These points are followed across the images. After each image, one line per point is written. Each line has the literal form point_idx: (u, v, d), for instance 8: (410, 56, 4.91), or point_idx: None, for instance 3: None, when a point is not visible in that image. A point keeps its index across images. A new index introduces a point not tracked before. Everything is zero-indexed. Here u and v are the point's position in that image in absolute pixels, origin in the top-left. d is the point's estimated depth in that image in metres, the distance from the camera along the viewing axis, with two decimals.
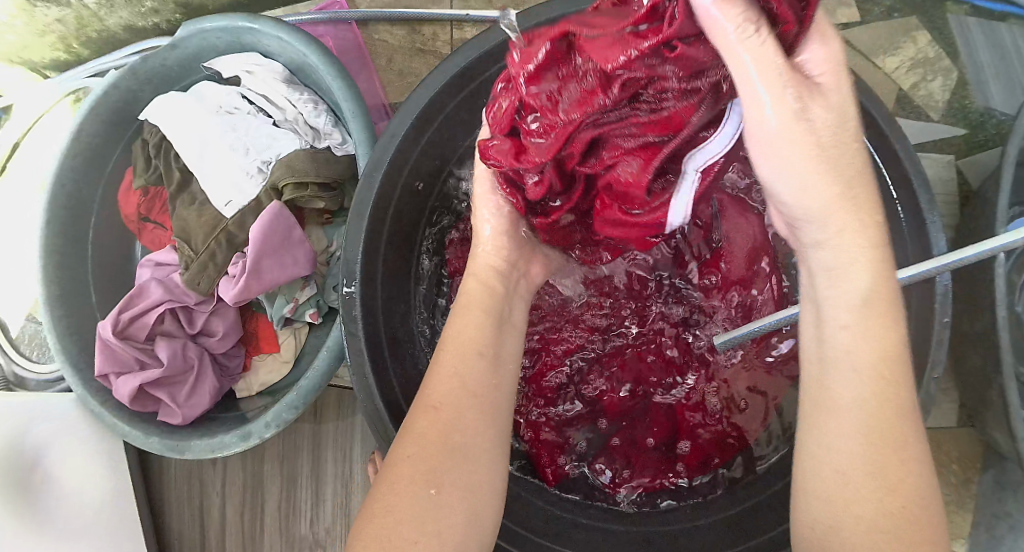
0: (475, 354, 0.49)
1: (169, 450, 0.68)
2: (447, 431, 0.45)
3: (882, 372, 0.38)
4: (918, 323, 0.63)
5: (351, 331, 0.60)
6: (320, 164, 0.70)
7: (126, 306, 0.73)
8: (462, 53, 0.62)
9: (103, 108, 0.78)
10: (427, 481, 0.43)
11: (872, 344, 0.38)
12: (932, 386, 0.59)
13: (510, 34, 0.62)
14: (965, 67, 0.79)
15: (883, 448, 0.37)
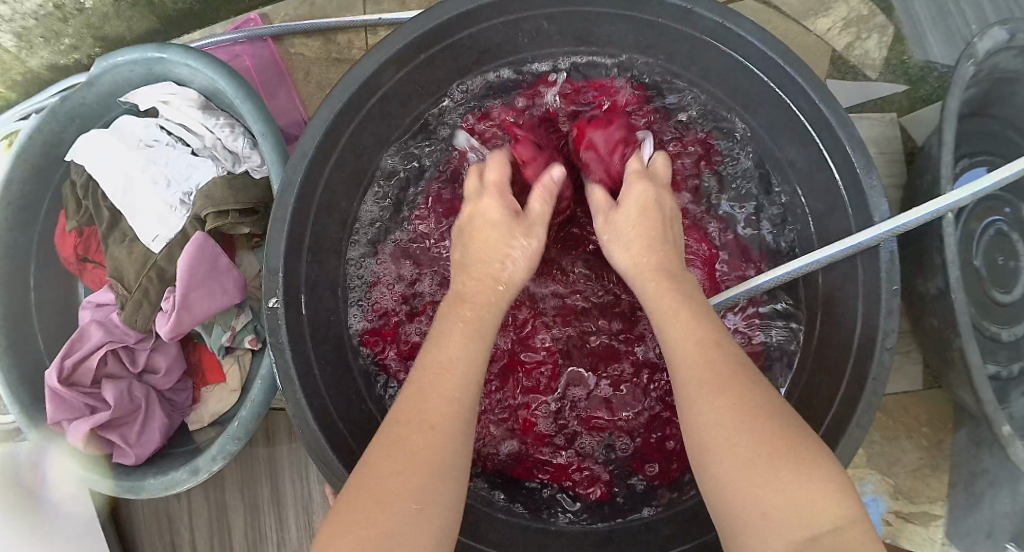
0: (443, 397, 0.45)
1: (128, 491, 0.68)
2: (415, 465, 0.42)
3: (746, 401, 0.41)
4: (864, 295, 0.60)
5: (280, 354, 0.59)
6: (236, 190, 0.69)
7: (68, 351, 0.72)
8: (363, 63, 0.60)
9: (27, 152, 0.77)
10: (391, 527, 0.39)
11: (697, 354, 0.44)
12: (884, 356, 0.57)
13: (411, 39, 0.61)
14: (901, 22, 0.76)
15: (771, 458, 0.39)
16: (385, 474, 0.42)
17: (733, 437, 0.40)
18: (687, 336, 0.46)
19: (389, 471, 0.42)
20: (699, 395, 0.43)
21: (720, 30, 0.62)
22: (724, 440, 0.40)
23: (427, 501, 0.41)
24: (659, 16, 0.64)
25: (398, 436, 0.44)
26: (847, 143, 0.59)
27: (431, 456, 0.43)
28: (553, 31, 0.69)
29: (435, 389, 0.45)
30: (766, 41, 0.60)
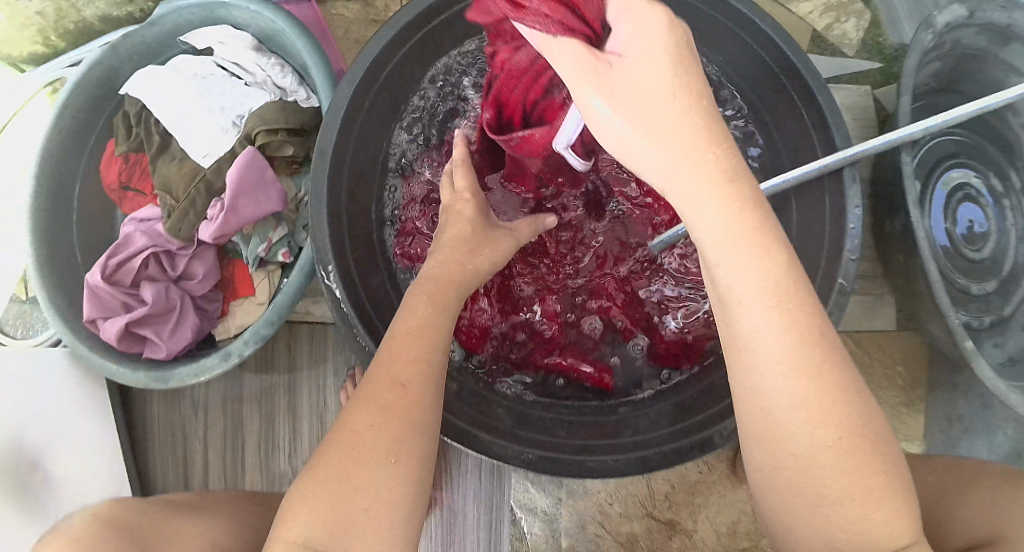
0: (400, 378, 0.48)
1: (156, 380, 0.73)
2: (397, 409, 0.47)
3: (778, 302, 0.41)
4: (832, 219, 0.68)
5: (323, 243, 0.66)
6: (289, 112, 0.77)
7: (112, 253, 0.78)
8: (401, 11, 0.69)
9: (88, 81, 0.85)
10: (381, 458, 0.45)
11: (756, 266, 0.41)
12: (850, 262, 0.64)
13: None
14: (877, 8, 0.87)
15: (801, 371, 0.40)
16: (345, 455, 0.45)
17: (760, 337, 0.41)
18: (756, 256, 0.41)
19: (368, 427, 0.46)
20: (760, 309, 0.41)
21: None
22: (811, 415, 0.41)
23: (394, 455, 0.45)
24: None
25: (370, 393, 0.47)
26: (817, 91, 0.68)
27: (398, 413, 0.46)
28: None
29: (402, 355, 0.49)
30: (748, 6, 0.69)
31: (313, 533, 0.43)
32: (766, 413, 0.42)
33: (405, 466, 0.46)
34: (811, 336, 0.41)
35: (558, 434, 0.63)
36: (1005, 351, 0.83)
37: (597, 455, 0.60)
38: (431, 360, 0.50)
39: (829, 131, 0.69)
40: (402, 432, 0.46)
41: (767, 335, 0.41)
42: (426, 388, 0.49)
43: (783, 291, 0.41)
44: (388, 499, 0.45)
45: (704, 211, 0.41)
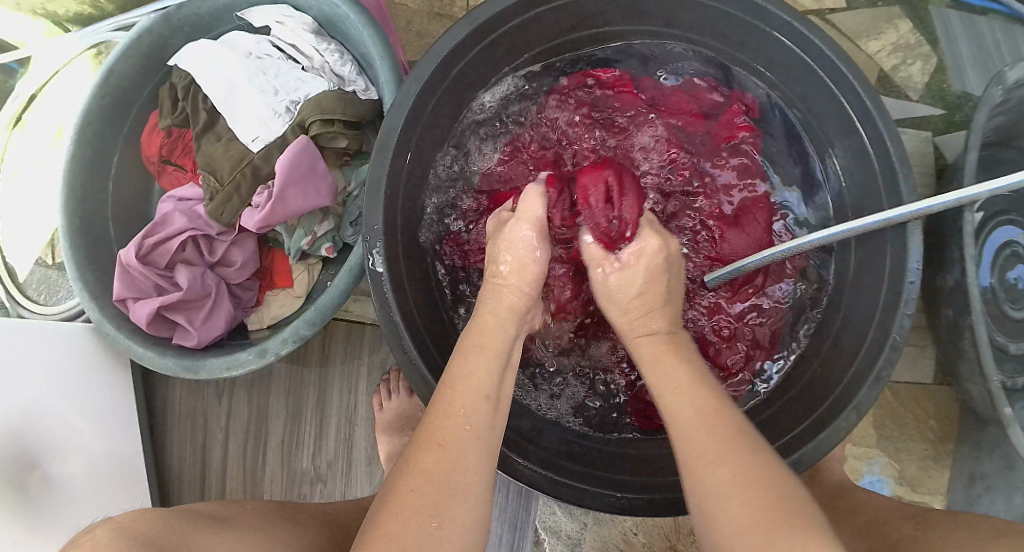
0: (482, 399, 0.51)
1: (186, 370, 0.71)
2: (449, 467, 0.46)
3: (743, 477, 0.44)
4: (891, 271, 0.67)
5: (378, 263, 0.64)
6: (347, 104, 0.74)
7: (149, 232, 0.76)
8: (481, 9, 0.66)
9: (136, 50, 0.82)
10: (432, 513, 0.44)
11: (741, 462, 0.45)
12: (905, 319, 0.64)
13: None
14: (944, 53, 0.86)
15: (772, 521, 0.42)
16: (430, 457, 0.47)
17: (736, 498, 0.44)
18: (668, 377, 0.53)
19: (416, 492, 0.45)
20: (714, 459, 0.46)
21: (787, 29, 0.69)
22: (739, 487, 0.44)
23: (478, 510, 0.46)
24: (735, 9, 0.70)
25: (414, 485, 0.46)
26: (886, 139, 0.67)
27: (439, 474, 0.46)
28: (641, 10, 0.76)
29: (445, 410, 0.49)
30: (836, 50, 0.67)
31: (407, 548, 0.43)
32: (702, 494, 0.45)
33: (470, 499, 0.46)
34: (727, 441, 0.47)
35: (596, 468, 0.65)
36: None
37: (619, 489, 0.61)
38: (473, 418, 0.49)
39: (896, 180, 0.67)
40: (468, 475, 0.47)
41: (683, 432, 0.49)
42: (481, 461, 0.48)
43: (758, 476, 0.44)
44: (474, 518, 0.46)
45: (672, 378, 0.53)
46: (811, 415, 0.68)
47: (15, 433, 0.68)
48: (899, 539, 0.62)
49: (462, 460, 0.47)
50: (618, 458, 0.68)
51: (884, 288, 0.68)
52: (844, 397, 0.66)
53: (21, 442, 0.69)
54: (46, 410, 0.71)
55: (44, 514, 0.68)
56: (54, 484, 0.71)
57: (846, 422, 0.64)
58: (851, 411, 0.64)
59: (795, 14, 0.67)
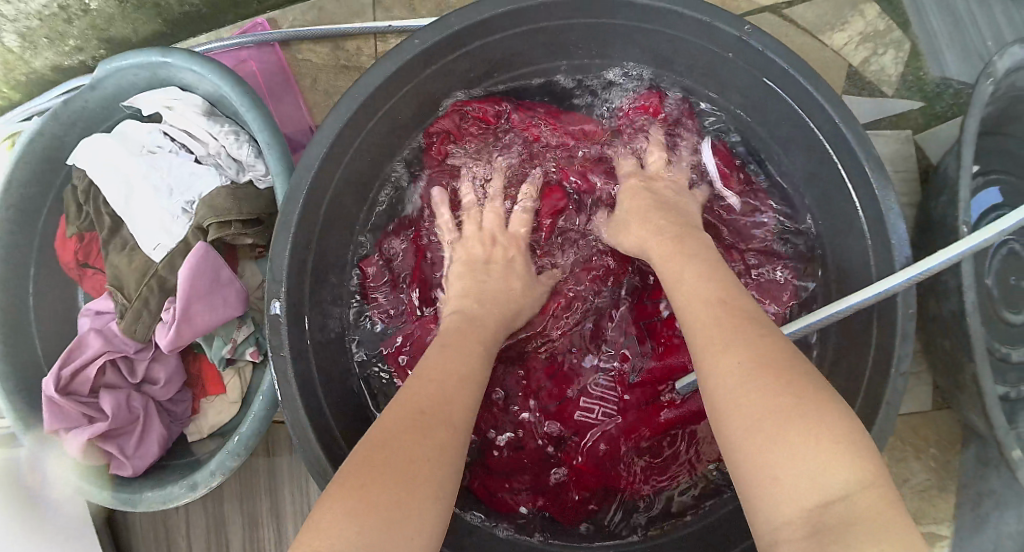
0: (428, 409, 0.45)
1: (123, 504, 0.67)
2: (408, 463, 0.41)
3: (768, 368, 0.39)
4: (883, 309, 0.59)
5: (275, 304, 0.58)
6: (241, 200, 0.67)
7: (65, 361, 0.71)
8: (376, 70, 0.60)
9: (29, 156, 0.76)
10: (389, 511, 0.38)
11: (744, 348, 0.41)
12: (899, 382, 0.56)
13: (417, 51, 0.60)
14: (917, 37, 0.75)
15: (783, 406, 0.37)
16: (400, 439, 0.43)
17: (746, 389, 0.39)
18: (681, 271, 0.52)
19: (378, 468, 0.40)
20: (724, 348, 0.42)
21: (738, 45, 0.62)
22: (743, 356, 0.40)
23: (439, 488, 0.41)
24: (676, 30, 0.64)
25: (360, 483, 0.40)
26: (862, 160, 0.58)
27: (416, 471, 0.41)
28: (570, 43, 0.70)
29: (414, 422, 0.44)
30: (796, 64, 0.59)
31: (349, 551, 0.36)
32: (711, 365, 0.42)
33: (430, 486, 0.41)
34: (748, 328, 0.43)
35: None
36: None
37: None
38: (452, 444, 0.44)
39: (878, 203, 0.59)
40: (430, 453, 0.42)
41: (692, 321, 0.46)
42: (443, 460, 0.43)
43: (779, 361, 0.40)
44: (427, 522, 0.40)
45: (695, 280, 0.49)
46: None
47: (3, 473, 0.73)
48: None
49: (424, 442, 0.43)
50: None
51: (876, 337, 0.61)
52: None
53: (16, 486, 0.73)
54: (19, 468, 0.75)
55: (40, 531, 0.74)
56: (48, 503, 0.75)
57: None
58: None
59: (745, 27, 0.60)
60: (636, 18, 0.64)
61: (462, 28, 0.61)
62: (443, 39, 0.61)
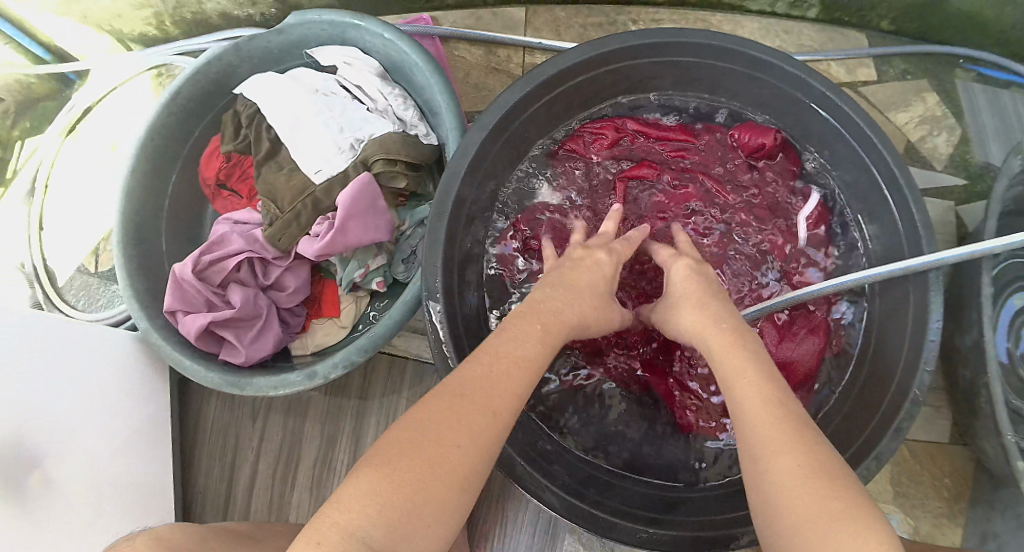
0: (486, 415, 0.51)
1: (231, 385, 0.73)
2: (438, 461, 0.48)
3: (808, 491, 0.46)
4: (915, 319, 0.72)
5: (434, 250, 0.67)
6: (410, 145, 0.76)
7: (207, 249, 0.79)
8: (536, 73, 0.70)
9: (203, 74, 0.85)
10: (410, 492, 0.46)
11: (787, 456, 0.48)
12: (924, 376, 0.68)
13: (580, 59, 0.71)
14: (969, 126, 0.90)
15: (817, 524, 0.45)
16: (435, 429, 0.49)
17: (792, 496, 0.47)
18: (742, 369, 0.55)
19: (418, 466, 0.48)
20: (776, 447, 0.49)
21: (826, 102, 0.73)
22: (780, 457, 0.48)
23: (466, 481, 0.49)
24: (778, 81, 0.75)
25: (395, 462, 0.48)
26: (907, 200, 0.70)
27: (444, 468, 0.48)
28: (692, 78, 0.79)
29: (451, 422, 0.50)
30: (872, 124, 0.71)
31: (371, 530, 0.44)
32: (760, 468, 0.49)
33: (456, 474, 0.49)
34: (783, 417, 0.51)
35: (639, 505, 0.69)
36: None
37: (649, 524, 0.66)
38: (488, 436, 0.51)
39: (920, 246, 0.70)
40: (461, 454, 0.49)
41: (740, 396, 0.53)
42: (477, 460, 0.50)
43: (822, 487, 0.46)
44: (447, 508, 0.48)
45: (744, 364, 0.56)
46: None
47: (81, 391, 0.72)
48: None
49: (456, 435, 0.49)
50: (669, 502, 0.71)
51: (907, 342, 0.72)
52: (870, 442, 0.70)
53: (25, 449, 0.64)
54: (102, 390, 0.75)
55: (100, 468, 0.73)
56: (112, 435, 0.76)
57: (866, 472, 0.68)
58: (871, 462, 0.68)
59: (830, 85, 0.72)
60: (746, 67, 0.75)
61: (606, 51, 0.72)
62: (590, 56, 0.72)
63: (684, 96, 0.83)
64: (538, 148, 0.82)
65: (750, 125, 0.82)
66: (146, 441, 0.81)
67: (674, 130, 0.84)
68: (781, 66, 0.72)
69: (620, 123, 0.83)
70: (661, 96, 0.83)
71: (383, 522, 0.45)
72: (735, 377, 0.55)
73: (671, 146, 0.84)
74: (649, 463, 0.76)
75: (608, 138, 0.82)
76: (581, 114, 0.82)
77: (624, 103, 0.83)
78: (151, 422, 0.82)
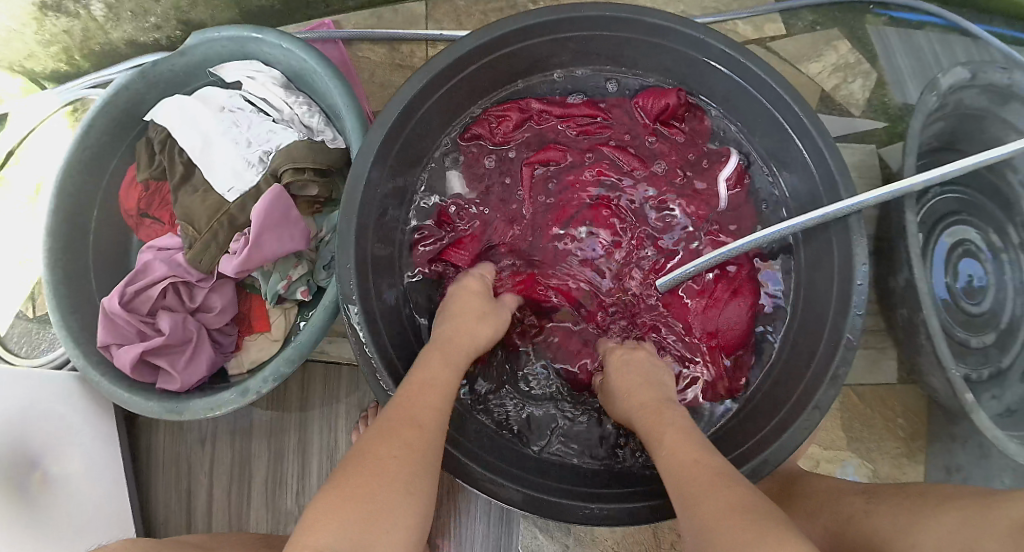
0: (414, 423, 0.53)
1: (170, 412, 0.73)
2: (381, 472, 0.48)
3: (741, 509, 0.44)
4: (840, 265, 0.71)
5: (346, 254, 0.67)
6: (316, 152, 0.77)
7: (131, 280, 0.79)
8: (433, 63, 0.69)
9: (112, 105, 0.85)
10: (366, 505, 0.46)
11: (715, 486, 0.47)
12: (856, 319, 0.68)
13: (477, 44, 0.71)
14: (884, 70, 0.91)
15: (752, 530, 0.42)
16: (372, 444, 0.50)
17: (727, 516, 0.44)
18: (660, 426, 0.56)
19: (364, 479, 0.48)
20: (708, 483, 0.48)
21: (728, 60, 0.73)
22: (709, 488, 0.48)
23: (411, 485, 0.49)
24: (679, 44, 0.75)
25: (345, 485, 0.47)
26: (819, 146, 0.70)
27: (388, 474, 0.48)
28: (592, 51, 0.79)
29: (387, 437, 0.51)
30: (773, 76, 0.71)
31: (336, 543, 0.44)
32: (695, 507, 0.47)
33: (399, 480, 0.48)
34: (703, 458, 0.51)
35: (578, 483, 0.70)
36: (1003, 404, 0.82)
37: (589, 500, 0.65)
38: (426, 443, 0.52)
39: (835, 188, 0.71)
40: (400, 461, 0.49)
41: (667, 448, 0.54)
42: (417, 468, 0.50)
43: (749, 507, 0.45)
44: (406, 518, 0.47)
45: (667, 432, 0.57)
46: (776, 416, 0.73)
47: (11, 442, 0.70)
48: (853, 516, 0.64)
49: (393, 447, 0.50)
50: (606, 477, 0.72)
51: (835, 288, 0.72)
52: (806, 392, 0.71)
53: (24, 450, 0.71)
54: (42, 432, 0.73)
55: (42, 522, 0.71)
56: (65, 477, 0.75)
57: (807, 421, 0.68)
58: (812, 411, 0.68)
59: (730, 43, 0.72)
60: (646, 34, 0.75)
61: (499, 36, 0.71)
62: (486, 43, 0.71)
63: (589, 70, 0.83)
64: (447, 137, 0.82)
65: (653, 90, 0.82)
66: (104, 466, 0.82)
67: (580, 104, 0.83)
68: (679, 30, 0.72)
69: (523, 104, 0.83)
70: (563, 71, 0.83)
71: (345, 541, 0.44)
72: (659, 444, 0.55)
73: (578, 122, 0.83)
74: (583, 438, 0.77)
75: (514, 119, 0.81)
76: (486, 97, 0.81)
77: (524, 85, 0.83)
78: (104, 452, 0.82)
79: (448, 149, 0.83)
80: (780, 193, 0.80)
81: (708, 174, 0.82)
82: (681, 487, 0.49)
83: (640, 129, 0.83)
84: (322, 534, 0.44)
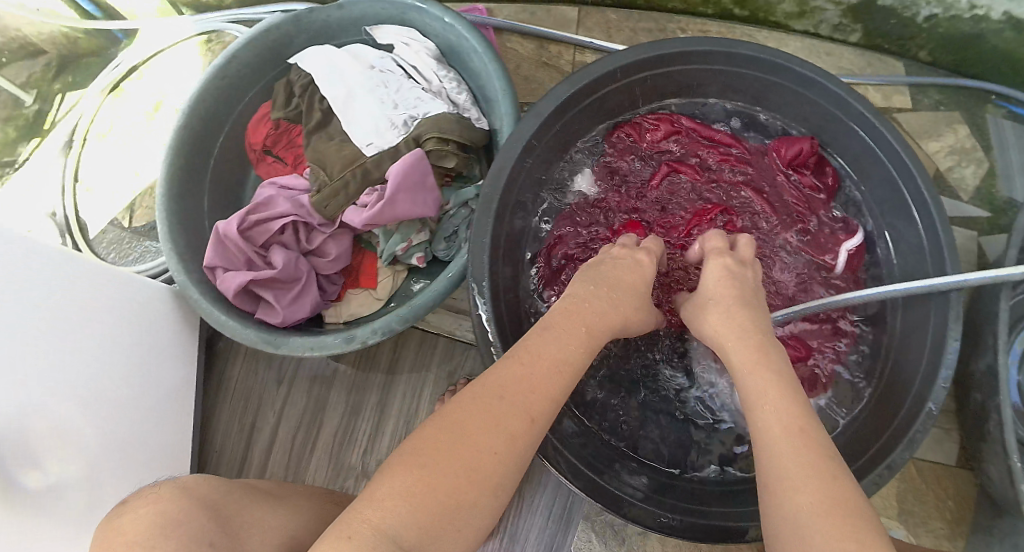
0: (519, 414, 0.52)
1: (265, 342, 0.75)
2: (464, 453, 0.49)
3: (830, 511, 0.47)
4: (934, 339, 0.73)
5: (482, 229, 0.69)
6: (464, 128, 0.79)
7: (251, 210, 0.81)
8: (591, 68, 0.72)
9: (261, 41, 0.87)
10: (446, 489, 0.47)
11: (800, 469, 0.49)
12: (940, 393, 0.70)
13: (633, 59, 0.73)
14: (996, 159, 0.92)
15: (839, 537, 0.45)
16: (459, 424, 0.50)
17: (806, 508, 0.47)
18: (765, 389, 0.56)
19: (446, 458, 0.48)
20: (800, 465, 0.49)
21: (864, 121, 0.76)
22: (798, 480, 0.49)
23: (496, 481, 0.49)
24: (818, 96, 0.78)
25: (430, 458, 0.48)
26: (935, 222, 0.73)
27: (464, 457, 0.48)
28: (734, 86, 0.82)
29: (479, 418, 0.50)
30: (905, 147, 0.73)
31: (402, 523, 0.45)
32: (783, 494, 0.49)
33: (485, 470, 0.49)
34: (797, 433, 0.52)
35: (656, 493, 0.71)
36: None
37: (665, 510, 0.67)
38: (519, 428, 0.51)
39: (944, 266, 0.73)
40: (493, 445, 0.50)
41: (758, 412, 0.55)
42: (504, 448, 0.50)
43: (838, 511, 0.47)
44: (480, 512, 0.48)
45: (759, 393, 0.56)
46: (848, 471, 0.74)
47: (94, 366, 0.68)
48: None
49: (483, 430, 0.50)
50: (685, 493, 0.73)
51: (926, 359, 0.74)
52: (882, 454, 0.72)
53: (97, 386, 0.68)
54: (122, 353, 0.72)
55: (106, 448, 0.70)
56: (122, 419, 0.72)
57: (879, 483, 0.69)
58: (884, 471, 0.70)
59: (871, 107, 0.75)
60: (789, 80, 0.77)
61: (655, 55, 0.74)
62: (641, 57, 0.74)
63: (731, 105, 0.86)
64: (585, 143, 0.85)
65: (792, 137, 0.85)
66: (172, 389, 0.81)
67: (719, 134, 0.86)
68: (822, 83, 0.75)
69: (675, 119, 0.86)
70: (711, 101, 0.86)
71: (414, 516, 0.45)
72: (757, 410, 0.55)
73: (715, 150, 0.86)
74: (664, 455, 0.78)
75: (654, 138, 0.85)
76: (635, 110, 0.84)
77: (671, 104, 0.86)
78: (174, 373, 0.82)
79: (586, 154, 0.85)
80: (891, 261, 0.82)
81: (828, 226, 0.85)
82: (773, 460, 0.51)
83: (773, 169, 0.86)
84: (394, 505, 0.46)
